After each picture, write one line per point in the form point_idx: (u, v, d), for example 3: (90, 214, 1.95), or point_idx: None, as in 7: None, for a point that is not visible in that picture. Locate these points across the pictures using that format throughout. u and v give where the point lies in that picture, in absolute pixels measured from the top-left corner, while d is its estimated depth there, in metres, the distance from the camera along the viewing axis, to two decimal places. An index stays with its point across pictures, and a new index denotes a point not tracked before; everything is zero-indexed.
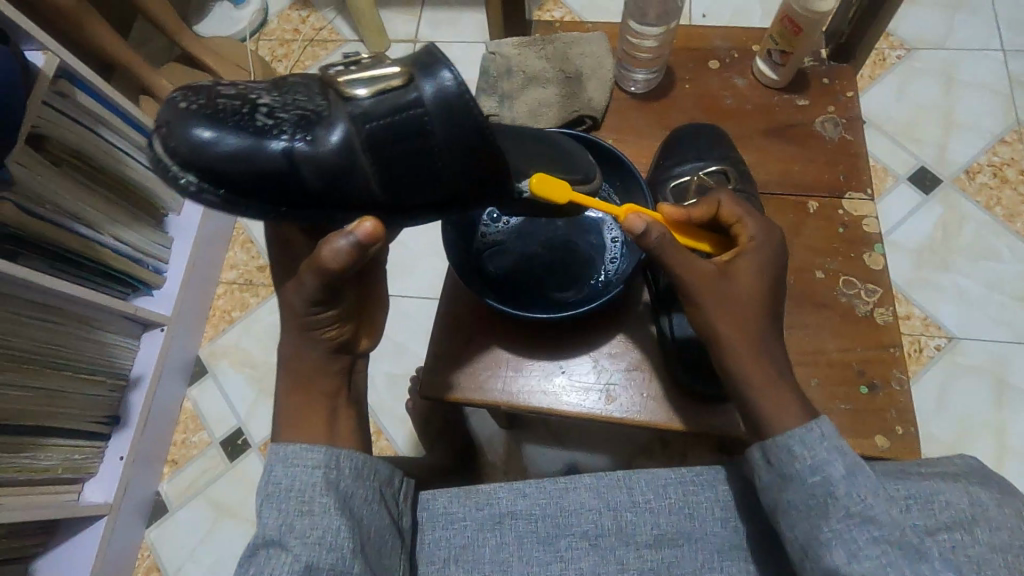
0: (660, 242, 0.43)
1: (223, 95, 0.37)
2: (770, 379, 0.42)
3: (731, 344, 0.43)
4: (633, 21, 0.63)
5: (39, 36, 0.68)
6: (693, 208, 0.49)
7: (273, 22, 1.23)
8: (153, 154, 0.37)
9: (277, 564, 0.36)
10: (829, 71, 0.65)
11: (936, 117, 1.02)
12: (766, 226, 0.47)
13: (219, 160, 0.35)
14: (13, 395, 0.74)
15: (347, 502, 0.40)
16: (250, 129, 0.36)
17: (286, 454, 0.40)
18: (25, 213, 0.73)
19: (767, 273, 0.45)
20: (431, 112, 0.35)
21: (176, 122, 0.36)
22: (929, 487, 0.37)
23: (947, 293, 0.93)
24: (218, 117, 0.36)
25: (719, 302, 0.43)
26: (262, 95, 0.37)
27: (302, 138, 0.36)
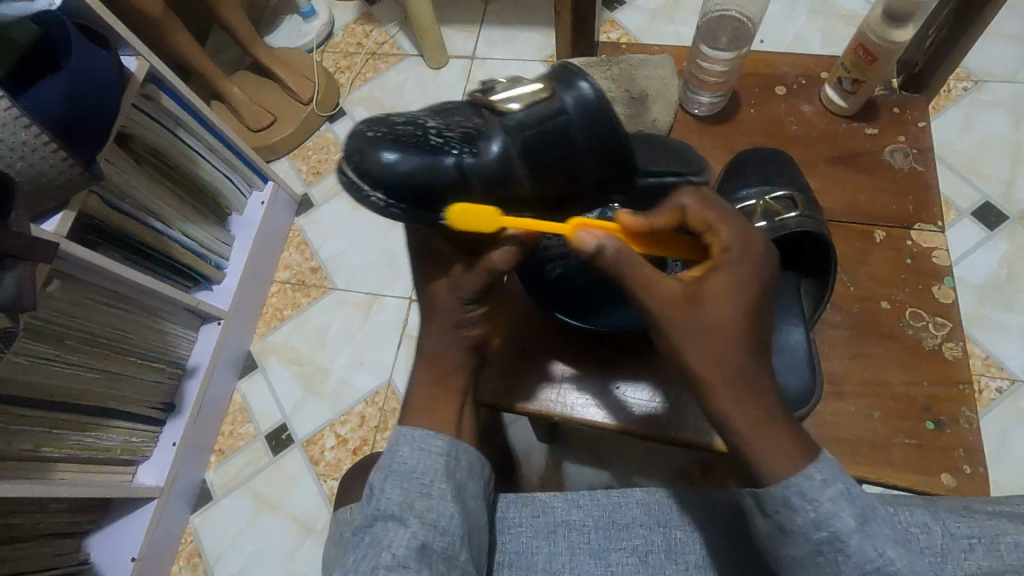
0: (620, 264, 0.39)
1: (397, 122, 0.42)
2: (758, 421, 0.36)
3: (709, 382, 0.37)
4: (705, 45, 0.64)
5: (132, 42, 0.73)
6: (658, 217, 0.43)
7: (339, 36, 1.28)
8: (342, 176, 0.42)
9: (396, 536, 0.40)
10: (900, 101, 0.65)
11: (1004, 152, 0.99)
12: (742, 230, 0.41)
13: (408, 173, 0.40)
14: (82, 376, 0.78)
15: (460, 493, 0.44)
16: (426, 148, 0.40)
17: (414, 438, 0.45)
18: (108, 205, 0.78)
19: (748, 291, 0.39)
20: (576, 119, 0.40)
21: (363, 148, 0.41)
22: (992, 526, 0.36)
23: (1011, 333, 0.89)
24: (400, 140, 0.40)
25: (690, 332, 0.38)
26: (426, 118, 0.42)
27: (467, 151, 0.41)
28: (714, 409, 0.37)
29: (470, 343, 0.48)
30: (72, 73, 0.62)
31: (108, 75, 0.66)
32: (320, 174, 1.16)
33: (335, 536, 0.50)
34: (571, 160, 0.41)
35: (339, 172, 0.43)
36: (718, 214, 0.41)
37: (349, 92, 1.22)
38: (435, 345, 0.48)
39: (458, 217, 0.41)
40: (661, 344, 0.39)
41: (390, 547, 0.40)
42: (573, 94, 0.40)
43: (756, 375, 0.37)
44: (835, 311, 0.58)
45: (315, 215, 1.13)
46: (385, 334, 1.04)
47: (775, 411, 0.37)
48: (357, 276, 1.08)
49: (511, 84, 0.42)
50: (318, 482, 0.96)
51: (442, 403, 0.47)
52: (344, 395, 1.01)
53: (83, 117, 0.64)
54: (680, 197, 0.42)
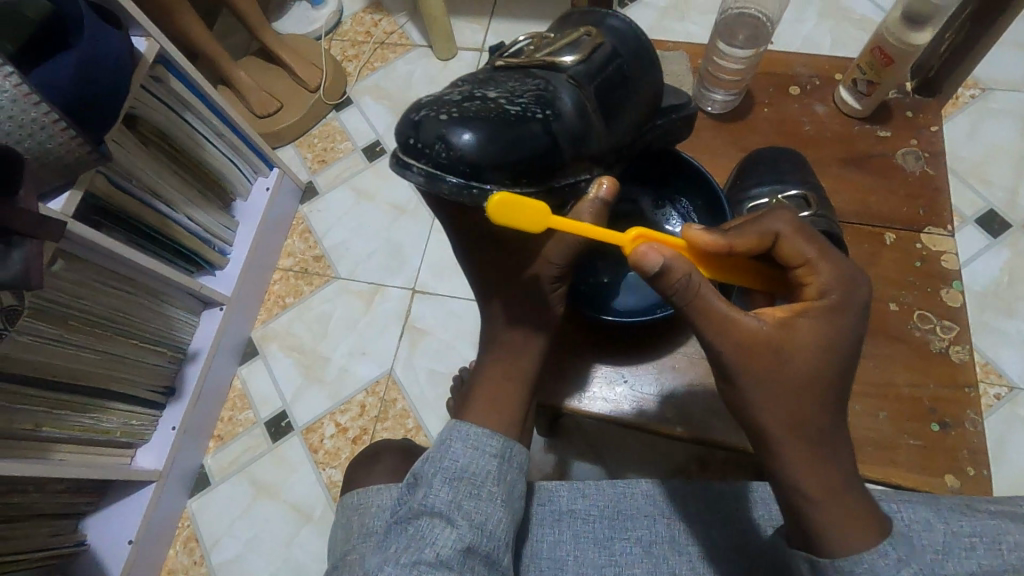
0: (684, 293, 0.36)
1: (464, 102, 0.39)
2: (830, 489, 0.36)
3: (781, 441, 0.36)
4: (722, 43, 0.64)
5: (143, 22, 0.72)
6: (734, 240, 0.40)
7: (347, 24, 1.28)
8: (417, 173, 0.38)
9: (441, 535, 0.41)
10: (913, 104, 0.65)
11: (1010, 160, 0.99)
12: (841, 272, 0.39)
13: (500, 149, 0.38)
14: (83, 357, 0.78)
15: (510, 494, 0.44)
16: (511, 118, 0.39)
17: (467, 435, 0.45)
18: (113, 185, 0.77)
19: (834, 344, 0.37)
20: (616, 48, 0.47)
21: (438, 133, 0.37)
22: (993, 526, 0.38)
23: (1011, 341, 0.90)
24: (477, 119, 0.38)
25: (770, 386, 0.36)
26: (482, 94, 0.41)
27: (549, 112, 0.41)
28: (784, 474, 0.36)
29: (551, 324, 0.49)
30: (84, 51, 0.62)
31: (120, 55, 0.66)
32: (326, 162, 1.16)
33: (343, 521, 0.51)
34: (630, 95, 0.48)
35: (406, 173, 0.39)
36: (817, 251, 0.39)
37: (356, 80, 1.22)
38: (515, 339, 0.49)
39: (502, 210, 0.36)
40: (733, 395, 0.37)
41: (435, 544, 0.40)
42: (615, 30, 0.48)
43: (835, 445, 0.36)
44: None
45: (321, 203, 1.13)
46: (388, 324, 1.04)
47: (851, 480, 0.37)
48: (360, 265, 1.08)
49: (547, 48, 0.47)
50: (317, 470, 0.96)
51: (509, 395, 0.48)
52: (346, 383, 1.01)
53: (93, 96, 0.64)
54: (772, 223, 0.40)
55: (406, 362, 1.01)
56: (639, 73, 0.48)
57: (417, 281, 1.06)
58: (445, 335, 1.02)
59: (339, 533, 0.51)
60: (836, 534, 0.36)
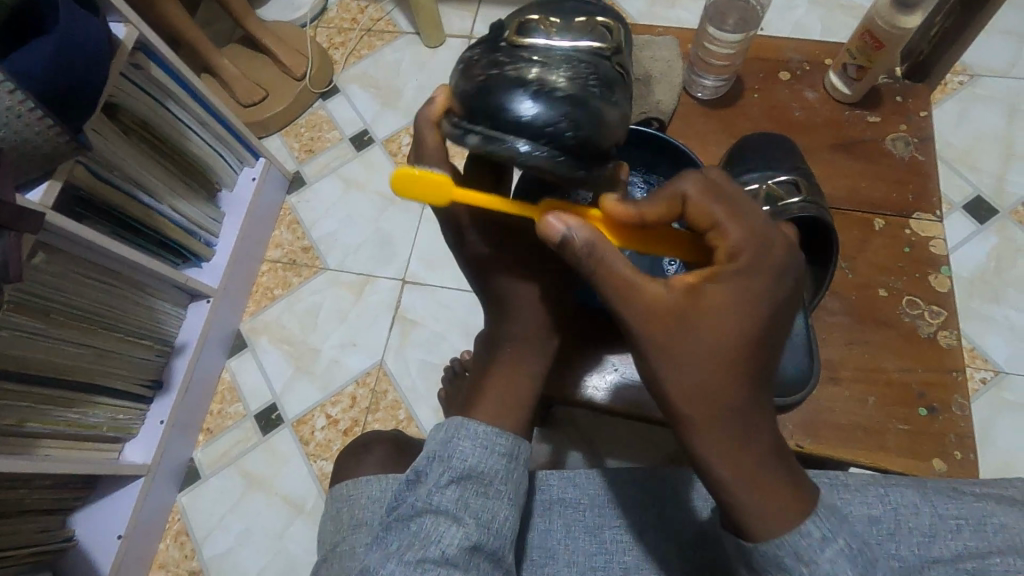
0: (586, 259, 0.37)
1: (540, 75, 0.37)
2: (746, 468, 0.36)
3: (691, 417, 0.36)
4: (712, 27, 0.63)
5: (122, 8, 0.71)
6: (645, 207, 0.39)
7: (333, 10, 1.25)
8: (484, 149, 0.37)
9: (447, 532, 0.41)
10: (903, 89, 0.65)
11: (997, 147, 1.00)
12: (751, 232, 0.37)
13: (576, 126, 0.37)
14: (67, 352, 0.77)
15: (516, 491, 0.44)
16: (591, 94, 0.38)
17: (477, 434, 0.44)
18: (94, 176, 0.75)
19: (743, 313, 0.36)
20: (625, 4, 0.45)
21: (510, 111, 0.36)
22: (981, 509, 0.39)
23: (997, 326, 0.91)
24: (553, 95, 0.37)
25: (677, 358, 0.36)
26: (552, 65, 0.38)
27: (614, 85, 0.40)
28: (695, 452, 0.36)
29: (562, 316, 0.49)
30: (60, 37, 0.60)
31: (96, 40, 0.64)
32: (313, 152, 1.14)
33: (333, 513, 0.51)
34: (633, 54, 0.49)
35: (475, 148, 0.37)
36: (726, 212, 0.37)
37: (343, 69, 1.20)
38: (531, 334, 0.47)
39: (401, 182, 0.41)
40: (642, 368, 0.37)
41: (440, 543, 0.41)
42: None
43: (752, 420, 0.36)
44: (833, 297, 0.58)
45: (308, 193, 1.12)
46: (378, 315, 1.03)
47: (770, 460, 0.36)
48: (350, 256, 1.07)
49: (570, 10, 0.44)
50: (308, 462, 0.96)
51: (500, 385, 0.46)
52: (336, 374, 1.00)
53: (72, 84, 0.62)
54: (681, 182, 0.38)
55: (397, 353, 1.00)
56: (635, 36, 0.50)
57: (407, 272, 1.05)
58: (436, 326, 1.01)
59: (329, 524, 0.51)
60: (752, 517, 0.36)
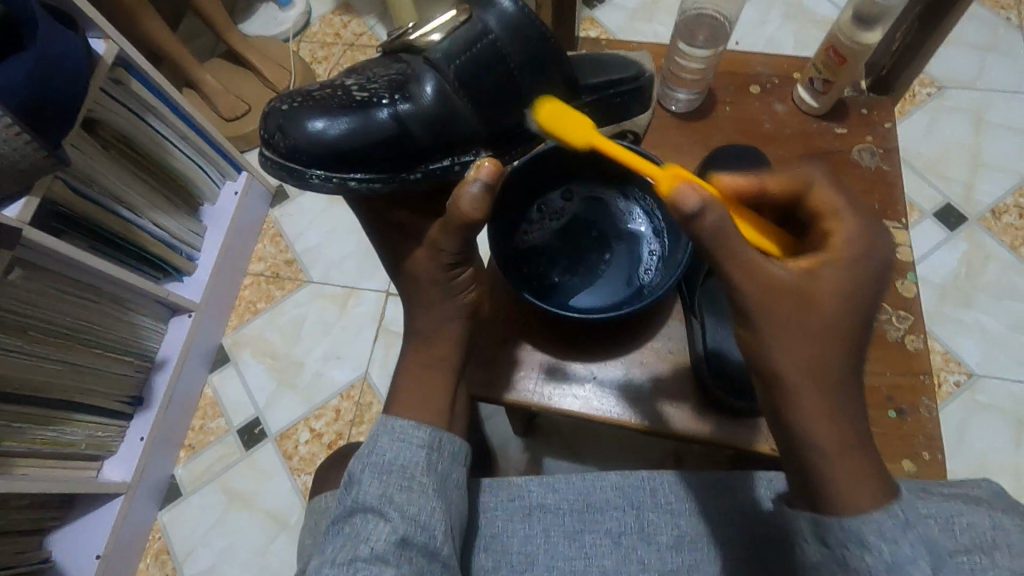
0: (714, 239, 0.36)
1: (314, 90, 0.46)
2: (841, 435, 0.37)
3: (792, 383, 0.37)
4: (683, 43, 0.65)
5: (102, 24, 0.71)
6: (768, 179, 0.43)
7: (316, 25, 1.26)
8: (270, 160, 0.45)
9: (375, 529, 0.41)
10: (868, 102, 0.67)
11: (965, 156, 1.03)
12: (867, 227, 0.40)
13: (348, 132, 0.43)
14: (44, 368, 0.76)
15: (441, 483, 0.45)
16: (353, 107, 0.44)
17: (394, 429, 0.46)
18: (73, 192, 0.75)
19: (857, 291, 0.38)
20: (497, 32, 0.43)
21: (284, 123, 0.44)
22: (949, 507, 0.40)
23: (969, 330, 0.93)
24: (325, 108, 0.44)
25: (788, 332, 0.37)
26: (341, 80, 0.47)
27: (401, 98, 0.44)
28: (794, 420, 0.37)
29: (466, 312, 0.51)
30: (40, 53, 0.60)
31: (75, 56, 0.64)
32: None
33: (314, 525, 0.51)
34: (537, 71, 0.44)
35: (264, 160, 0.45)
36: (844, 208, 0.41)
37: (326, 83, 1.21)
38: (430, 322, 0.51)
39: (545, 116, 0.45)
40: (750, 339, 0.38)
41: (369, 540, 0.40)
42: (497, 9, 0.43)
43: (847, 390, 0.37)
44: None
45: (291, 206, 1.12)
46: (362, 327, 1.03)
47: (862, 430, 0.37)
48: (333, 269, 1.07)
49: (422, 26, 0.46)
50: (291, 477, 0.95)
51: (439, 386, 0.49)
52: (320, 388, 1.00)
53: (49, 99, 0.62)
54: (810, 175, 0.43)
55: (381, 365, 1.00)
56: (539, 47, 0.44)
57: (391, 283, 1.05)
58: None
59: (309, 538, 0.51)
60: (835, 484, 0.36)
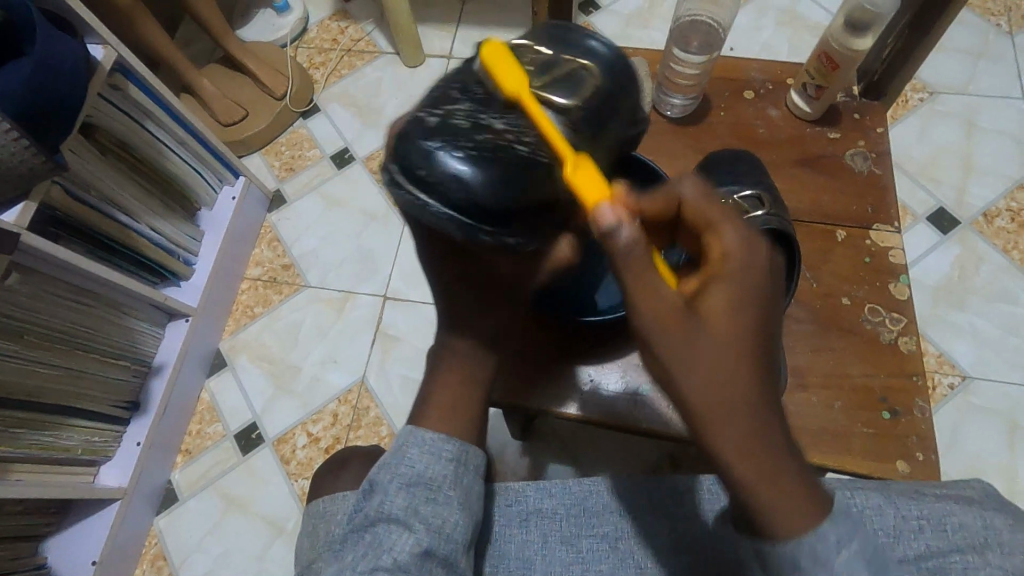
0: (626, 259, 0.33)
1: (475, 136, 0.38)
2: (768, 462, 0.33)
3: (713, 418, 0.32)
4: (678, 49, 0.66)
5: (101, 30, 0.71)
6: (643, 202, 0.40)
7: (313, 31, 1.27)
8: (407, 198, 0.38)
9: (398, 540, 0.41)
10: (860, 107, 0.68)
11: (957, 161, 1.04)
12: (743, 237, 0.37)
13: (502, 194, 0.38)
14: (41, 373, 0.76)
15: (467, 497, 0.45)
16: (510, 164, 0.38)
17: (424, 441, 0.45)
18: (71, 197, 0.75)
19: (749, 305, 0.34)
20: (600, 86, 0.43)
21: (432, 165, 0.37)
22: (941, 509, 0.41)
23: (963, 332, 0.94)
24: (476, 156, 0.38)
25: (693, 359, 0.33)
26: (477, 115, 0.40)
27: (551, 155, 0.40)
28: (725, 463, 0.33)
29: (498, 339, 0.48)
30: (38, 58, 0.61)
31: (74, 61, 0.65)
32: (294, 170, 1.15)
33: (312, 528, 0.51)
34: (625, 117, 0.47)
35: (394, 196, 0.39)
36: (718, 214, 0.39)
37: (323, 88, 1.21)
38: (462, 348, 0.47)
39: (488, 62, 0.41)
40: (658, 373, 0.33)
41: (392, 550, 0.41)
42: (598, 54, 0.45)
43: (765, 409, 0.33)
44: (799, 306, 0.60)
45: (288, 211, 1.12)
46: (360, 331, 1.03)
47: (786, 450, 0.33)
48: (331, 274, 1.07)
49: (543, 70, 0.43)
50: (288, 481, 0.95)
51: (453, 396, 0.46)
52: (317, 393, 1.00)
53: (48, 105, 0.62)
54: (679, 188, 0.40)
55: (378, 369, 1.00)
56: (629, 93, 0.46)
57: (388, 287, 1.05)
58: (416, 342, 1.01)
59: (307, 541, 0.51)
60: (770, 514, 0.33)
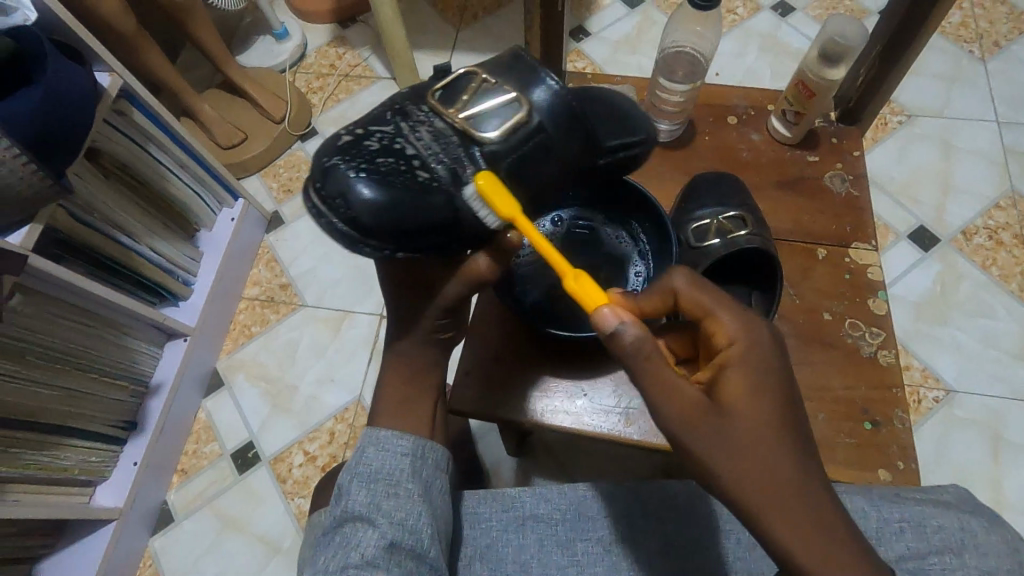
0: (636, 356, 0.36)
1: (379, 155, 0.44)
2: (819, 541, 0.34)
3: (764, 515, 0.34)
4: (663, 77, 0.69)
5: (108, 58, 0.73)
6: (641, 301, 0.45)
7: (311, 57, 1.30)
8: (310, 202, 0.44)
9: (365, 537, 0.43)
10: (837, 132, 0.71)
11: (935, 180, 1.08)
12: (742, 318, 0.40)
13: (386, 212, 0.42)
14: (41, 393, 0.76)
15: (428, 490, 0.46)
16: (407, 186, 0.43)
17: (379, 439, 0.48)
18: (75, 220, 0.77)
19: (769, 382, 0.37)
20: (546, 117, 0.44)
21: (329, 173, 0.43)
22: (921, 513, 0.44)
23: (946, 347, 0.96)
24: (378, 177, 0.43)
25: (728, 460, 0.34)
26: (395, 138, 0.44)
27: (454, 186, 0.43)
28: (773, 541, 0.34)
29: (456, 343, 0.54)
30: (47, 87, 0.63)
31: (82, 89, 0.67)
32: (291, 192, 1.17)
33: (312, 542, 0.52)
34: (559, 159, 0.46)
35: (305, 199, 0.45)
36: (716, 302, 0.42)
37: (321, 112, 1.24)
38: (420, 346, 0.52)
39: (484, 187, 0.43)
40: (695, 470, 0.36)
41: (361, 547, 0.42)
42: (548, 106, 0.44)
43: (808, 494, 0.34)
44: (783, 321, 0.63)
45: (286, 232, 1.14)
46: (355, 350, 1.04)
47: (838, 523, 0.34)
48: (327, 294, 1.09)
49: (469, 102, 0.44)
50: (285, 501, 0.95)
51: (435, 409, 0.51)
52: (313, 411, 1.00)
53: (55, 131, 0.64)
54: (672, 279, 0.44)
55: (374, 387, 1.01)
56: (572, 138, 0.45)
57: (384, 306, 1.07)
58: None
59: (307, 553, 0.52)
60: None
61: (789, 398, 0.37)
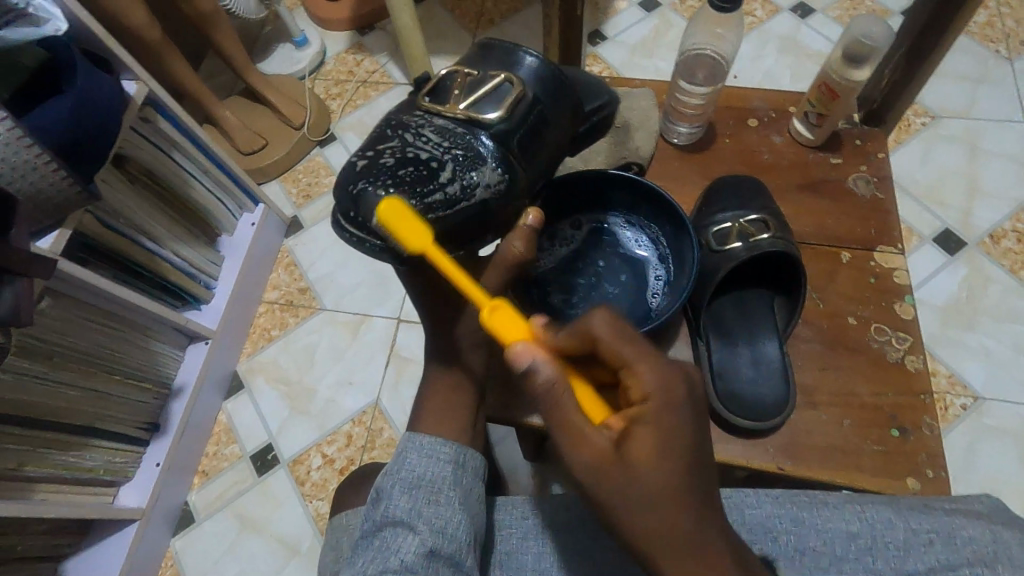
0: (547, 397, 0.38)
1: (397, 165, 0.44)
2: None
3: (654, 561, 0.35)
4: (683, 80, 0.69)
5: (134, 67, 0.75)
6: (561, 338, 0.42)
7: (330, 64, 1.32)
8: (346, 231, 0.44)
9: (404, 542, 0.43)
10: (861, 133, 0.70)
11: (960, 182, 1.06)
12: (663, 374, 0.37)
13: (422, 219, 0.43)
14: (69, 394, 0.78)
15: (466, 498, 0.47)
16: (438, 183, 0.44)
17: (423, 446, 0.48)
18: (103, 224, 0.79)
19: (675, 446, 0.35)
20: (533, 87, 0.48)
21: (358, 198, 0.43)
22: (951, 523, 0.43)
23: (973, 353, 0.94)
24: (406, 186, 0.43)
25: (621, 511, 0.35)
26: (406, 145, 0.45)
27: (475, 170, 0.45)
28: None
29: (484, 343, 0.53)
30: (77, 95, 0.64)
31: (109, 96, 0.68)
32: (310, 197, 1.18)
33: (333, 543, 0.52)
34: (553, 127, 0.50)
35: (338, 232, 0.45)
36: (636, 355, 0.39)
37: (340, 118, 1.25)
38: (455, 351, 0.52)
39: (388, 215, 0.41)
40: (602, 514, 0.36)
41: (399, 553, 0.42)
42: (533, 75, 0.48)
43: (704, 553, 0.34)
44: (806, 326, 0.62)
45: (305, 236, 1.15)
46: (373, 354, 1.05)
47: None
48: (345, 298, 1.10)
49: (468, 90, 0.47)
50: (303, 503, 0.96)
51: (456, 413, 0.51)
52: (332, 414, 1.01)
53: (84, 138, 0.66)
54: (590, 320, 0.40)
55: (391, 391, 1.02)
56: (557, 103, 0.50)
57: (402, 310, 1.07)
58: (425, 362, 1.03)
59: (328, 555, 0.52)
60: None
61: (696, 459, 0.35)
